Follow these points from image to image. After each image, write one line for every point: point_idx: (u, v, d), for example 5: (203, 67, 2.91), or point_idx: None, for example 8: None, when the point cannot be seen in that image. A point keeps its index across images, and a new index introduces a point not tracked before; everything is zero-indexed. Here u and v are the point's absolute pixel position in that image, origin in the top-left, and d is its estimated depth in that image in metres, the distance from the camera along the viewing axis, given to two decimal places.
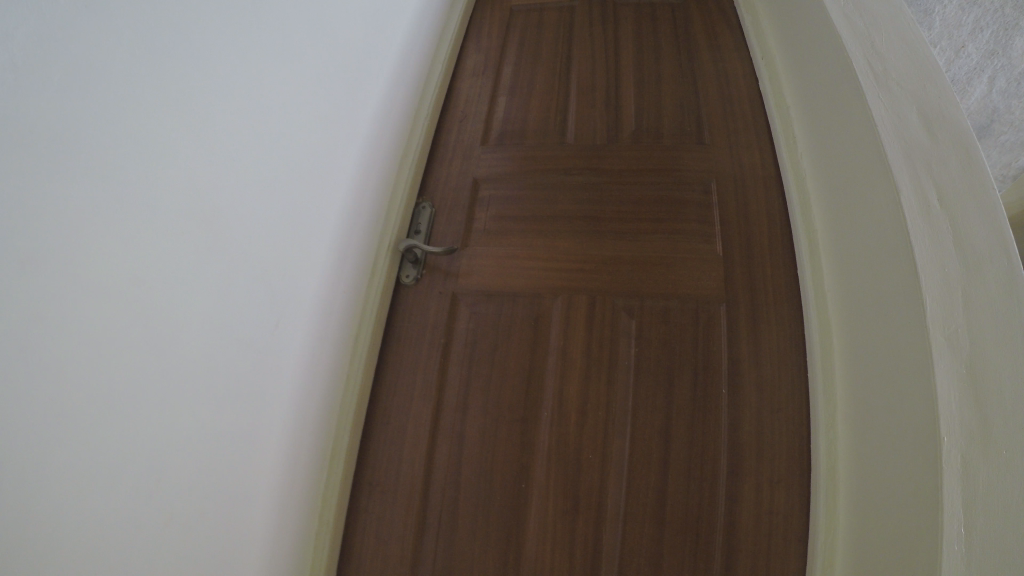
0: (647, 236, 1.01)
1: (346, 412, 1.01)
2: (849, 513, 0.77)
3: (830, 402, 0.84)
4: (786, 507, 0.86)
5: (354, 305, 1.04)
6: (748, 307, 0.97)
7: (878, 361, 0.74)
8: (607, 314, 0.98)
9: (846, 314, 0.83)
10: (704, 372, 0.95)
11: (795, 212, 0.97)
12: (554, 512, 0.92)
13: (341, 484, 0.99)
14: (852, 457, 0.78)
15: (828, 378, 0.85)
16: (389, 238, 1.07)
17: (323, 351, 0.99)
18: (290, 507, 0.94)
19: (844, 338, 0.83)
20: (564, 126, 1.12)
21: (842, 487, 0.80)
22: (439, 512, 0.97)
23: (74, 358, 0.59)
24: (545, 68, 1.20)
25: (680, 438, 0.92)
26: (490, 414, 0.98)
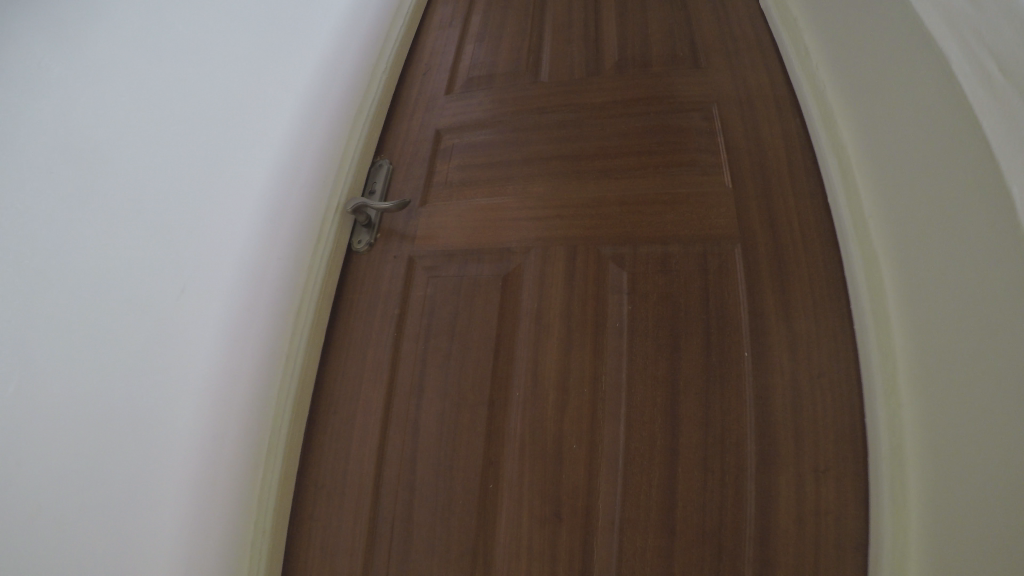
0: (639, 171, 0.84)
1: (285, 395, 0.82)
2: (924, 496, 0.57)
3: (889, 354, 0.65)
4: (837, 503, 0.65)
5: (298, 273, 0.90)
6: (769, 249, 0.80)
7: (952, 290, 0.57)
8: (596, 264, 0.79)
9: (891, 248, 0.67)
10: (719, 328, 0.76)
11: (820, 140, 0.81)
12: (532, 520, 0.72)
13: (280, 484, 0.80)
14: (922, 424, 0.59)
15: (881, 326, 0.66)
16: (338, 194, 0.89)
17: (253, 321, 0.90)
18: (215, 498, 0.83)
19: (898, 273, 0.66)
20: (537, 69, 0.97)
21: (912, 470, 0.59)
22: (391, 524, 0.77)
23: (80, 324, 0.84)
24: (517, 13, 1.06)
25: (690, 416, 0.72)
26: (451, 395, 0.79)
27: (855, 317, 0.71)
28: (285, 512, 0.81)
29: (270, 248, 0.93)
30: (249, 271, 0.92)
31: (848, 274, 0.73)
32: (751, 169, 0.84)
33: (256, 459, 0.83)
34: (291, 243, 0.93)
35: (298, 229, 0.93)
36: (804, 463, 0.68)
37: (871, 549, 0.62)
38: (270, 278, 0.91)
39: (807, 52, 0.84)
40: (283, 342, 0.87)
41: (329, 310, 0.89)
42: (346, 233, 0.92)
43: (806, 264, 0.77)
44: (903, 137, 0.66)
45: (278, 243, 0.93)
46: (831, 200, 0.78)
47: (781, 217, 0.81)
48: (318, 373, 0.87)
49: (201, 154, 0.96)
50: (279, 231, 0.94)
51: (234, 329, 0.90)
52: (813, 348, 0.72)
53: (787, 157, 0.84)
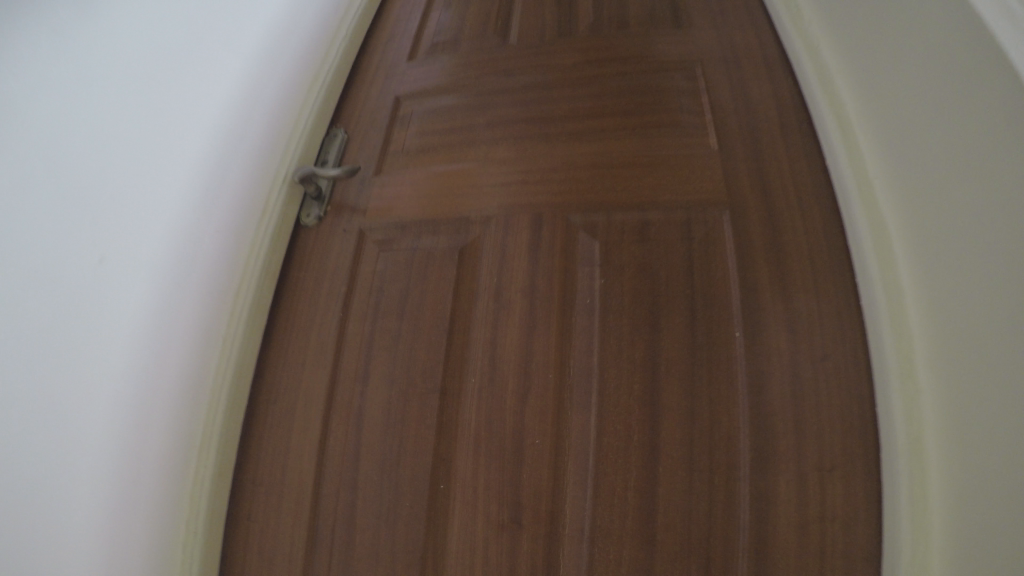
0: (614, 134, 0.76)
1: (221, 383, 0.74)
2: (947, 515, 0.52)
3: (908, 359, 0.59)
4: (846, 506, 0.60)
5: (242, 249, 0.82)
6: (763, 216, 0.72)
7: (974, 291, 0.51)
8: (565, 233, 0.70)
9: (907, 225, 0.61)
10: (707, 305, 0.67)
11: (823, 122, 0.74)
12: (488, 527, 0.63)
13: (213, 481, 0.72)
14: (942, 417, 0.54)
15: (899, 326, 0.60)
16: (286, 163, 0.81)
17: (185, 302, 0.80)
18: (141, 494, 0.75)
19: (917, 270, 0.59)
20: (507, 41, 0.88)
21: (931, 463, 0.54)
22: (332, 529, 0.68)
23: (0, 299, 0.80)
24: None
25: (673, 405, 0.64)
26: (398, 379, 0.70)
27: (868, 313, 0.64)
28: (220, 512, 0.73)
29: (206, 218, 0.84)
30: (181, 245, 0.83)
31: (858, 267, 0.67)
32: (743, 133, 0.77)
33: (189, 449, 0.75)
34: (231, 213, 0.84)
35: (240, 198, 0.85)
36: (808, 462, 0.62)
37: (885, 550, 0.57)
38: (205, 252, 0.82)
39: (805, 22, 0.80)
40: (222, 322, 0.79)
41: (271, 290, 0.80)
42: (293, 206, 0.83)
43: (804, 236, 0.71)
44: (919, 126, 0.61)
45: (214, 213, 0.84)
46: (838, 187, 0.71)
47: (778, 184, 0.74)
48: (258, 359, 0.78)
49: (136, 121, 0.89)
50: (216, 199, 0.85)
51: (160, 307, 0.80)
52: (818, 325, 0.67)
53: (782, 124, 0.78)
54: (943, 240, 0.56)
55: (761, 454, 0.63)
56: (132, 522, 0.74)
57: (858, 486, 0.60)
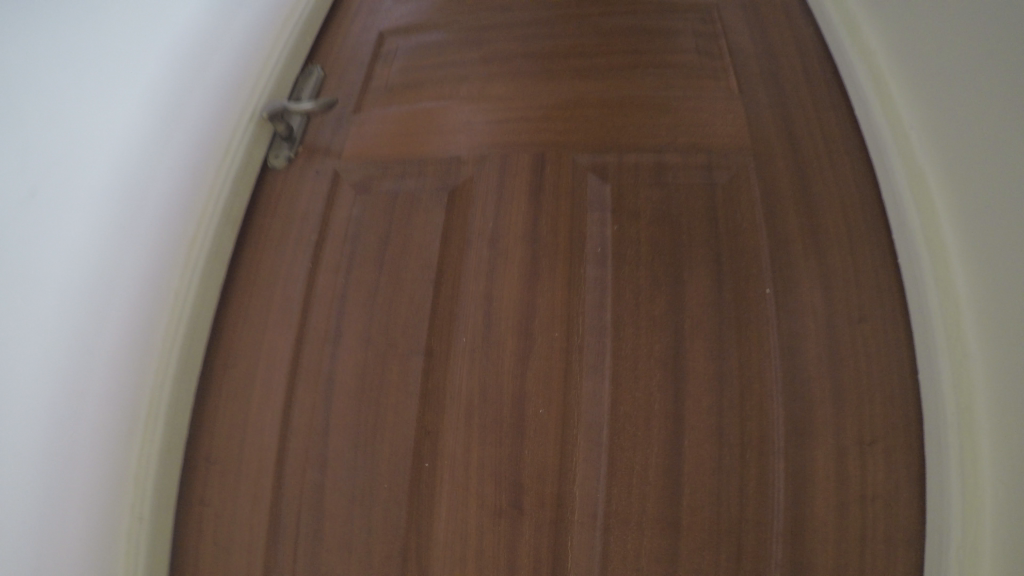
0: (623, 73, 0.68)
1: (170, 355, 0.65)
2: (1003, 509, 0.46)
3: (955, 322, 0.52)
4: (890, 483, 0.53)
5: (199, 191, 0.70)
6: (789, 159, 0.64)
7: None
8: (570, 175, 0.62)
9: (949, 173, 0.54)
10: (735, 261, 0.59)
11: (848, 63, 0.66)
12: (481, 511, 0.55)
13: (161, 463, 0.63)
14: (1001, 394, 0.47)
15: (950, 299, 0.53)
16: (255, 101, 0.71)
17: (126, 266, 0.67)
18: (76, 484, 0.63)
19: (967, 238, 0.52)
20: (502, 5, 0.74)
21: (984, 441, 0.49)
22: (298, 512, 0.60)
23: None
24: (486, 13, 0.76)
25: (700, 369, 0.55)
26: (375, 339, 0.61)
27: (906, 280, 0.56)
28: (171, 494, 0.64)
29: (158, 153, 0.70)
30: (129, 181, 0.68)
31: (894, 226, 0.58)
32: (764, 77, 0.69)
33: (135, 418, 0.65)
34: (186, 149, 0.71)
35: (197, 133, 0.72)
36: (849, 432, 0.55)
37: (931, 531, 0.51)
38: (156, 193, 0.69)
39: None
40: (173, 276, 0.68)
41: (233, 241, 0.70)
42: (260, 146, 0.72)
43: (835, 186, 0.63)
44: (981, 79, 0.52)
45: (168, 148, 0.71)
46: (869, 139, 0.63)
47: (803, 129, 0.66)
48: (214, 320, 0.68)
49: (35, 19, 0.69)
50: (170, 131, 0.71)
51: (100, 254, 0.66)
52: (854, 285, 0.59)
53: (804, 64, 0.70)
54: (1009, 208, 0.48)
55: (796, 424, 0.55)
56: (65, 504, 0.63)
57: (901, 459, 0.54)
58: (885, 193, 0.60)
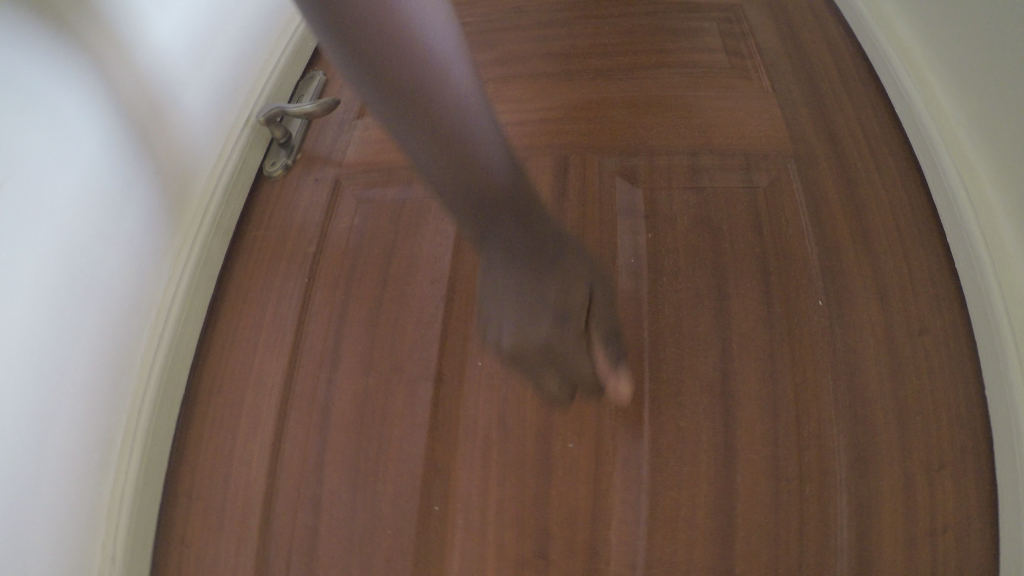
0: (649, 71, 0.63)
1: (150, 373, 0.57)
2: None
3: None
4: (959, 515, 0.47)
5: (190, 199, 0.62)
6: (831, 159, 0.59)
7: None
8: (596, 177, 0.57)
9: (1006, 175, 0.48)
10: (783, 270, 0.53)
11: (885, 56, 0.61)
12: (501, 563, 0.47)
13: (136, 494, 0.55)
14: None
15: (1016, 307, 0.47)
16: (253, 103, 0.67)
17: (103, 303, 0.52)
18: (37, 556, 0.47)
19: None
20: (477, 150, 0.39)
21: None
22: (288, 563, 0.52)
23: None
24: (447, 87, 0.37)
25: (752, 394, 0.50)
26: (378, 361, 0.54)
27: (967, 289, 0.51)
28: (146, 531, 0.56)
29: (161, 137, 0.57)
30: (103, 214, 0.52)
31: (948, 230, 0.53)
32: (797, 77, 0.63)
33: (108, 449, 0.54)
34: (184, 144, 0.61)
35: (196, 129, 0.62)
36: (917, 462, 0.48)
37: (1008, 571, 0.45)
38: (153, 187, 0.57)
39: None
40: (158, 292, 0.59)
41: (222, 252, 0.64)
42: (255, 153, 0.67)
43: (883, 190, 0.57)
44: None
45: (169, 134, 0.59)
46: (913, 136, 0.57)
47: (843, 131, 0.60)
48: (199, 339, 0.62)
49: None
50: (176, 116, 0.59)
51: (92, 244, 0.51)
52: (912, 296, 0.53)
53: (837, 64, 0.64)
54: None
55: (859, 454, 0.49)
56: (26, 564, 0.45)
57: (973, 489, 0.47)
58: (936, 194, 0.55)
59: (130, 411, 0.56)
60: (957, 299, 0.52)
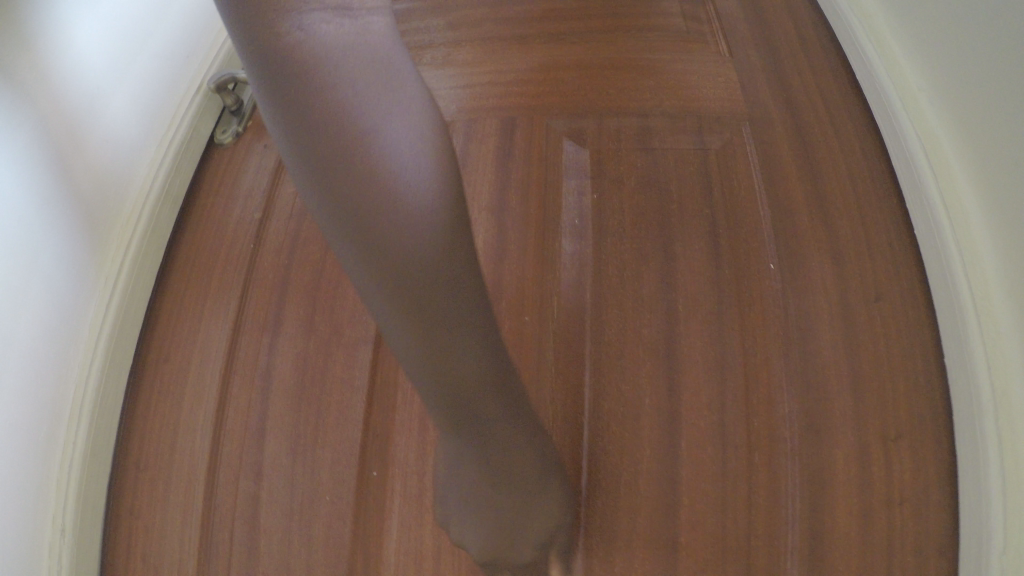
0: (604, 35, 0.62)
1: (99, 343, 0.56)
2: None
3: (980, 300, 0.45)
4: (908, 477, 0.46)
5: (139, 167, 0.60)
6: (786, 122, 0.58)
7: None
8: (543, 140, 0.57)
9: (960, 134, 0.47)
10: (732, 231, 0.53)
11: (843, 18, 0.60)
12: (438, 530, 0.47)
13: (84, 467, 0.54)
14: None
15: (973, 265, 0.45)
16: (203, 70, 0.66)
17: (47, 285, 0.51)
18: None
19: (985, 198, 0.45)
20: (391, 201, 0.23)
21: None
22: (230, 534, 0.51)
23: None
24: (351, 115, 0.23)
25: (696, 355, 0.49)
26: (321, 327, 0.53)
27: (925, 250, 0.50)
28: (97, 505, 0.55)
29: (105, 106, 0.56)
30: (47, 219, 0.51)
31: (907, 192, 0.52)
32: (756, 41, 0.62)
33: (55, 422, 0.52)
34: (130, 113, 0.59)
35: (143, 98, 0.60)
36: (872, 427, 0.47)
37: (965, 535, 0.44)
38: (97, 156, 0.56)
39: None
40: (106, 261, 0.57)
41: (171, 222, 0.63)
42: (206, 120, 0.66)
43: (839, 152, 0.56)
44: (980, 4, 0.45)
45: (113, 103, 0.57)
46: (872, 98, 0.56)
47: (800, 94, 0.59)
48: (147, 310, 0.61)
49: None
50: (120, 84, 0.58)
51: (37, 228, 0.50)
52: (867, 257, 0.52)
53: (796, 28, 0.63)
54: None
55: (808, 418, 0.48)
56: None
57: (927, 454, 0.46)
58: (893, 153, 0.54)
59: (79, 383, 0.54)
60: (914, 261, 0.51)
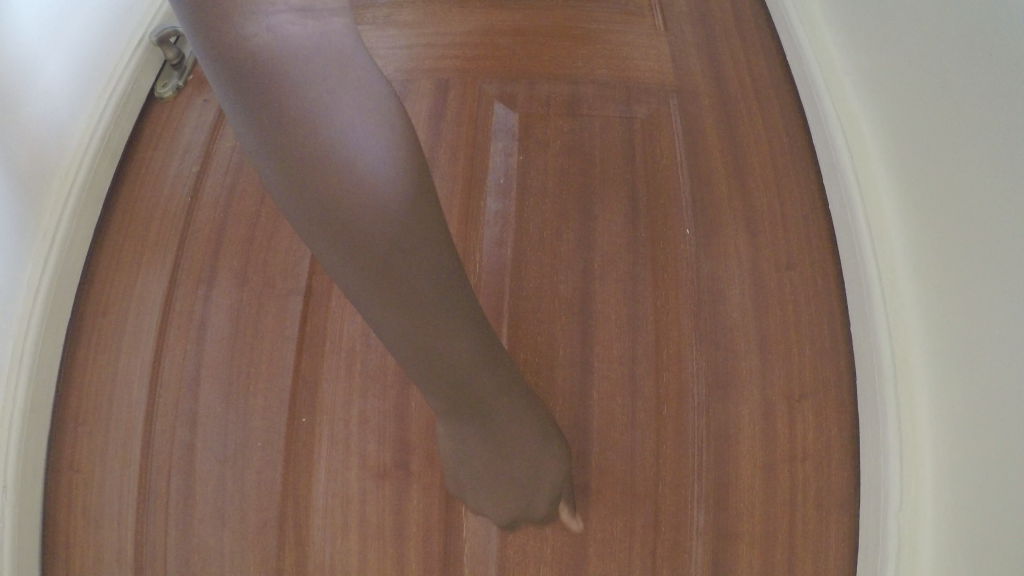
0: (544, 3, 0.63)
1: (36, 300, 0.57)
2: (943, 470, 0.43)
3: (884, 268, 0.49)
4: (799, 427, 0.50)
5: (77, 122, 0.60)
6: (713, 93, 0.60)
7: (977, 204, 0.40)
8: (476, 104, 0.59)
9: (878, 115, 0.51)
10: (651, 195, 0.56)
11: None
12: (364, 473, 0.50)
13: (21, 421, 0.55)
14: (935, 354, 0.44)
15: (881, 243, 0.49)
16: (143, 21, 0.65)
17: None
18: None
19: (895, 175, 0.49)
20: (363, 210, 0.24)
21: (921, 396, 0.45)
22: (167, 482, 0.53)
23: None
24: (322, 128, 0.23)
25: (610, 312, 0.53)
26: (255, 281, 0.55)
27: (837, 223, 0.53)
28: (37, 457, 0.56)
29: (37, 61, 0.56)
30: None
31: (824, 170, 0.55)
32: (692, 13, 0.64)
33: None
34: (65, 69, 0.59)
35: (79, 53, 0.60)
36: (775, 383, 0.51)
37: (864, 481, 0.48)
38: (30, 111, 0.56)
39: None
40: (44, 214, 0.58)
41: (110, 175, 0.63)
42: (147, 74, 0.66)
43: (760, 125, 0.59)
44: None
45: (45, 59, 0.57)
46: (797, 73, 0.59)
47: (729, 66, 0.62)
48: (86, 262, 0.61)
49: None
50: (53, 41, 0.58)
51: None
52: (779, 223, 0.55)
53: (731, 1, 0.65)
54: (933, 139, 0.44)
55: (714, 371, 0.51)
56: None
57: (813, 403, 0.51)
58: (813, 126, 0.57)
59: (17, 338, 0.55)
60: (825, 231, 0.55)
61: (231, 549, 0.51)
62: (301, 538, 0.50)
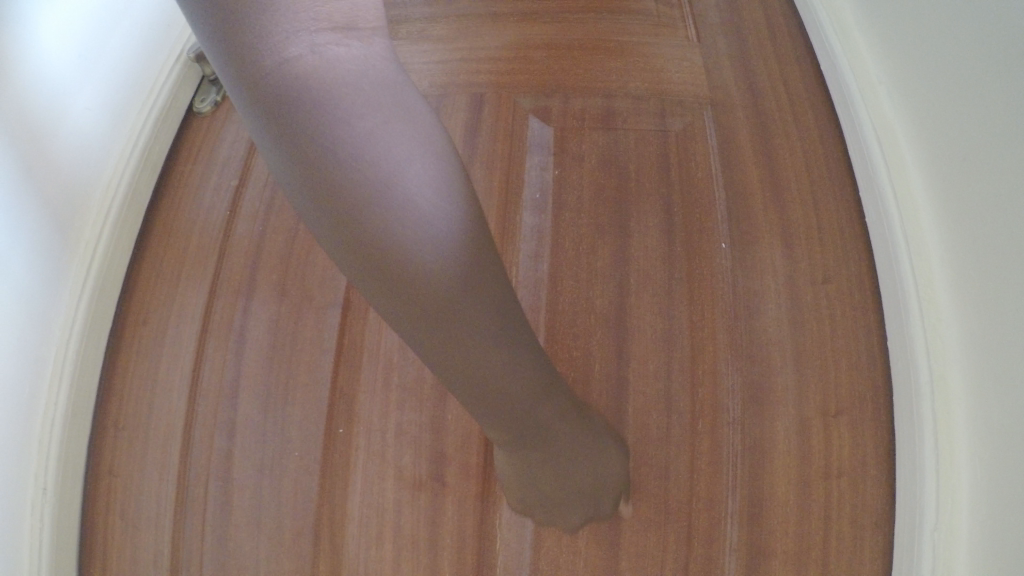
0: (576, 15, 0.63)
1: (79, 309, 0.58)
2: (978, 492, 0.42)
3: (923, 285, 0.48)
4: (838, 446, 0.50)
5: (119, 134, 0.62)
6: (748, 106, 0.60)
7: (1013, 217, 0.40)
8: (510, 118, 0.59)
9: (913, 129, 0.50)
10: (687, 208, 0.56)
11: (811, 5, 0.61)
12: (399, 483, 0.50)
13: (63, 427, 0.56)
14: (970, 373, 0.44)
15: (917, 255, 0.48)
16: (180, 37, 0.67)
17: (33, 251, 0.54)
18: None
19: (932, 190, 0.48)
20: (416, 249, 0.23)
21: (956, 415, 0.44)
22: (205, 489, 0.54)
23: None
24: (377, 166, 0.21)
25: (645, 325, 0.53)
26: (292, 291, 0.56)
27: (875, 238, 0.53)
28: (79, 462, 0.57)
29: (80, 80, 0.58)
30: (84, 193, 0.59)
31: (861, 182, 0.55)
32: (725, 25, 0.64)
33: (37, 382, 0.55)
34: (116, 85, 0.62)
35: (125, 68, 0.62)
36: (812, 400, 0.51)
37: (899, 498, 0.48)
38: (104, 127, 0.61)
39: None
40: (86, 226, 0.59)
41: (151, 187, 0.64)
42: (186, 88, 0.67)
43: (797, 138, 0.58)
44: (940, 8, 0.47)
45: (90, 77, 0.59)
46: (833, 85, 0.58)
47: (764, 80, 0.61)
48: (126, 273, 0.62)
49: None
50: (105, 62, 0.60)
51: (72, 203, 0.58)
52: (817, 238, 0.55)
53: (765, 12, 0.64)
54: (967, 156, 0.44)
55: (751, 387, 0.51)
56: None
57: (853, 422, 0.50)
58: (850, 138, 0.56)
59: (59, 346, 0.57)
60: (865, 247, 0.54)
61: (267, 556, 0.51)
62: (335, 547, 0.50)
